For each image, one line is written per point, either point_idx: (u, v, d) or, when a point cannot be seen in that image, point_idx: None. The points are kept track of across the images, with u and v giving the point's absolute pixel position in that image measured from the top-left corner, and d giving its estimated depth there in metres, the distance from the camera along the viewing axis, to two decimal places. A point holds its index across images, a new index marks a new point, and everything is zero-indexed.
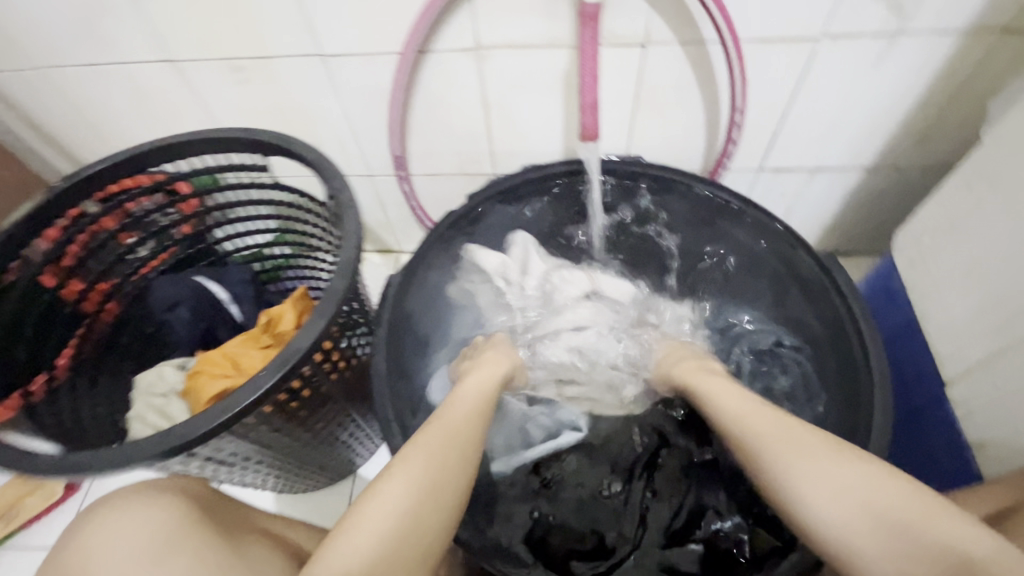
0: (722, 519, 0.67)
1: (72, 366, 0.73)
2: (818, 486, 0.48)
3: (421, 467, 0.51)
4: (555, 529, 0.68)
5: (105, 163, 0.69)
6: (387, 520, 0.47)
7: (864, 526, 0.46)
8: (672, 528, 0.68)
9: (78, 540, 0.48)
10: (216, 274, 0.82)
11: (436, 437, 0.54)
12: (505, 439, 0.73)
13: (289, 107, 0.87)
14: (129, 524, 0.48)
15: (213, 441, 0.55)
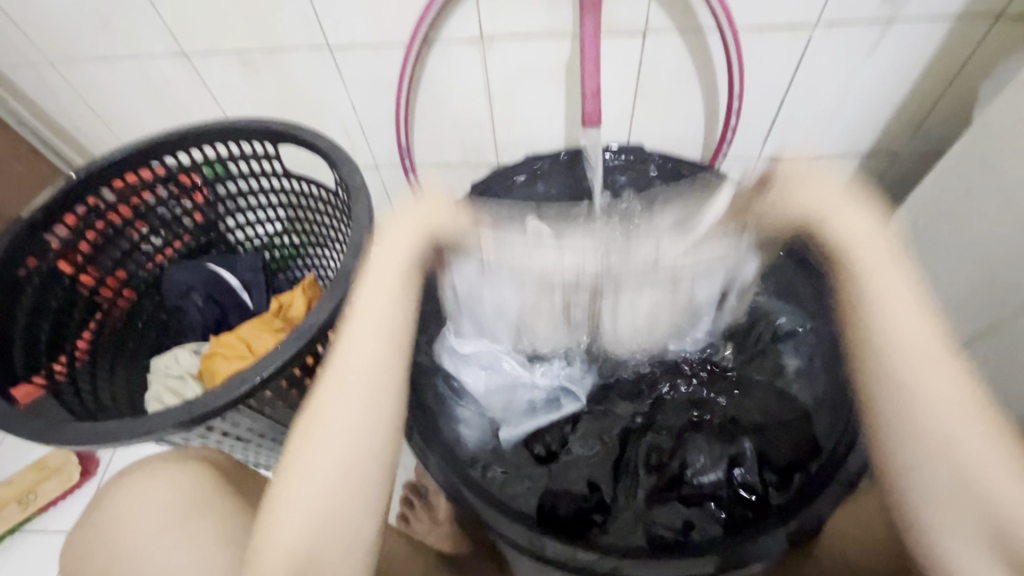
0: (711, 469, 0.59)
1: (91, 349, 0.76)
2: (935, 448, 0.41)
3: (355, 415, 0.44)
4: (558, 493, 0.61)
5: (119, 152, 0.72)
6: (335, 482, 0.43)
7: (964, 502, 0.40)
8: (662, 484, 0.61)
9: (105, 508, 0.51)
10: (228, 262, 0.84)
11: (366, 370, 0.45)
12: (505, 401, 0.67)
13: (296, 98, 0.89)
14: (148, 493, 0.50)
15: (231, 415, 0.55)
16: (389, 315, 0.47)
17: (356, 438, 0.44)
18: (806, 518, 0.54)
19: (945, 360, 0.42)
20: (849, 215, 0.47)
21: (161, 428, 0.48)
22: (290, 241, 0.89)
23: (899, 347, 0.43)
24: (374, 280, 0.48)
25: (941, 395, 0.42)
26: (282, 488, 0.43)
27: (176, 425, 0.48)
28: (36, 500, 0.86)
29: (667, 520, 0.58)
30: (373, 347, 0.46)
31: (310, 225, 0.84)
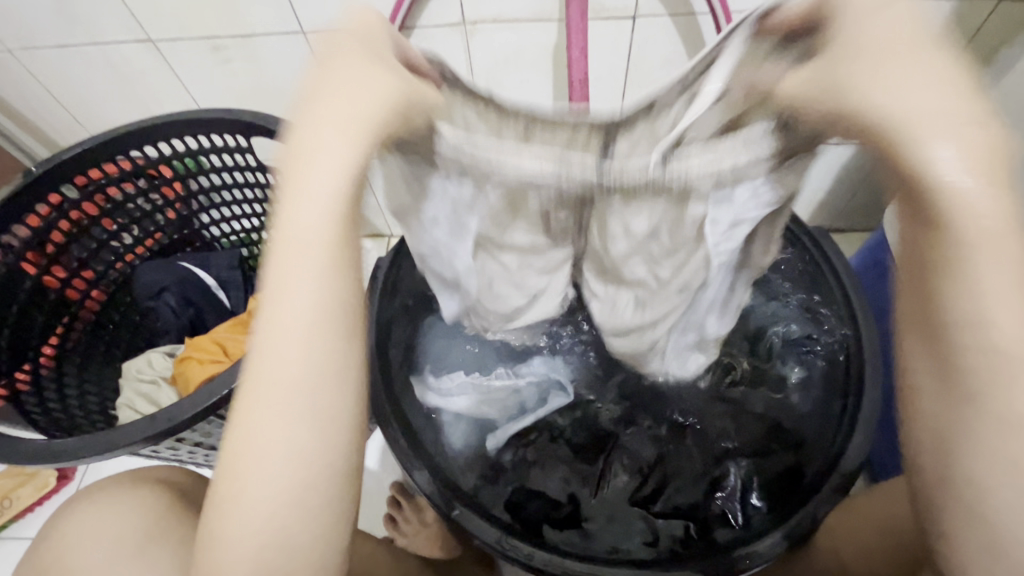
0: (691, 481, 0.61)
1: (57, 354, 0.73)
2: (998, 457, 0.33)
3: (290, 436, 0.35)
4: (532, 493, 0.61)
5: (81, 147, 0.68)
6: (277, 510, 0.36)
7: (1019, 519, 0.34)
8: (642, 492, 0.61)
9: (62, 529, 0.48)
10: (202, 260, 0.80)
11: (296, 375, 0.35)
12: (498, 407, 0.64)
13: (271, 88, 0.85)
14: (106, 516, 0.48)
15: (201, 427, 0.53)
16: (316, 301, 0.34)
17: (295, 460, 0.35)
18: (789, 531, 0.53)
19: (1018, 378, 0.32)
20: (971, 111, 0.28)
21: (124, 443, 0.46)
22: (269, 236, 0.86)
23: (983, 326, 0.31)
24: (290, 248, 0.34)
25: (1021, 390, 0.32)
26: (219, 519, 0.36)
27: (140, 440, 0.46)
28: (11, 506, 0.83)
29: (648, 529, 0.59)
30: (298, 346, 0.35)
31: None
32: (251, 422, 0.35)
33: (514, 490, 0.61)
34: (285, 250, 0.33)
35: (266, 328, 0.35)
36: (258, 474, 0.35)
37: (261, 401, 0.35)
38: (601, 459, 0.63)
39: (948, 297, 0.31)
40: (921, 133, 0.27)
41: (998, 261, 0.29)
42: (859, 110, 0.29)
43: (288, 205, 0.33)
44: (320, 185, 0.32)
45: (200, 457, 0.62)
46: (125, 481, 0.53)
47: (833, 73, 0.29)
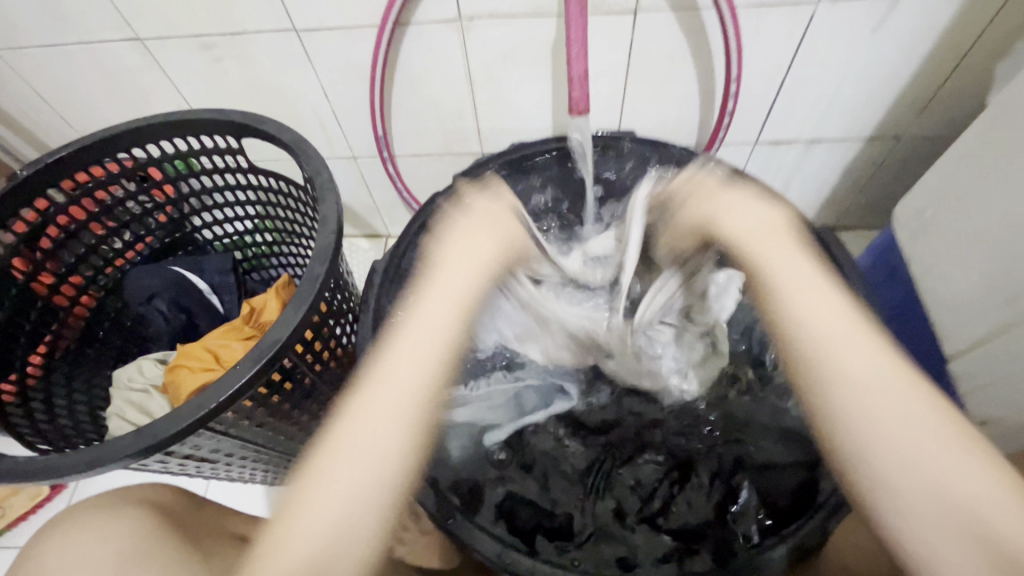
0: (693, 494, 0.59)
1: (45, 363, 0.70)
2: (897, 459, 0.38)
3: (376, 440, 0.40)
4: (523, 502, 0.60)
5: (67, 149, 0.66)
6: (343, 510, 0.38)
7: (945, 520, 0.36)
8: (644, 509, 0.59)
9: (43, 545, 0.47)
10: (194, 264, 0.79)
11: (403, 394, 0.42)
12: (504, 411, 0.65)
13: (263, 87, 0.83)
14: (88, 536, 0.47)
15: (190, 439, 0.51)
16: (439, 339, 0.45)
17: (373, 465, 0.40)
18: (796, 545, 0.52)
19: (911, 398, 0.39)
20: (774, 229, 0.49)
21: (111, 459, 0.44)
22: (263, 239, 0.84)
23: (821, 347, 0.42)
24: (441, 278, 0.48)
25: (881, 401, 0.39)
26: (289, 509, 0.39)
27: (127, 455, 0.44)
28: (3, 515, 0.82)
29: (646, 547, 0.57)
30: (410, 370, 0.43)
31: (283, 222, 0.80)
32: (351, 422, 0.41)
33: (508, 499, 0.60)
34: (433, 295, 0.47)
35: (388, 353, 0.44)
36: (331, 471, 0.39)
37: (364, 409, 0.41)
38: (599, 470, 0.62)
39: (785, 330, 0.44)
40: (725, 217, 0.51)
41: (811, 296, 0.44)
42: (716, 228, 0.51)
43: (439, 276, 0.48)
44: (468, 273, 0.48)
45: (192, 469, 0.61)
46: (105, 512, 0.51)
47: (689, 189, 0.55)
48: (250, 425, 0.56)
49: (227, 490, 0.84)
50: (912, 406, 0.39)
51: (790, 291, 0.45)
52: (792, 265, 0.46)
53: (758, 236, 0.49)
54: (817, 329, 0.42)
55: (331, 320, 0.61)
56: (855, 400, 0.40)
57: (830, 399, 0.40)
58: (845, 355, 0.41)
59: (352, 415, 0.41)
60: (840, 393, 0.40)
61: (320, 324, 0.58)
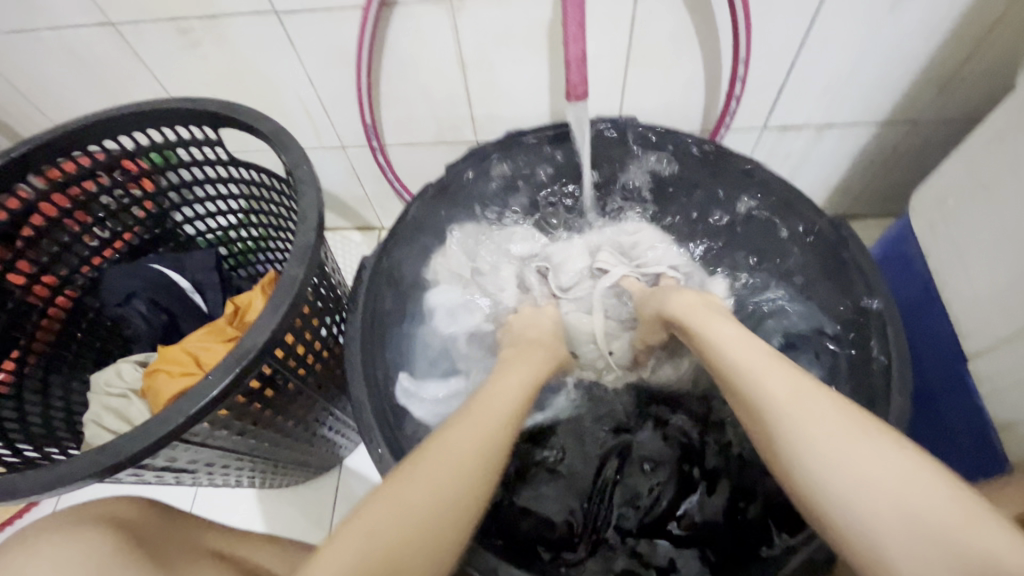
0: (696, 511, 0.58)
1: (18, 370, 0.67)
2: (854, 478, 0.39)
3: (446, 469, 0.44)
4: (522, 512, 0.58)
5: (33, 141, 0.62)
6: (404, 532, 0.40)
7: (914, 536, 0.36)
8: (643, 520, 0.58)
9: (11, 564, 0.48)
10: (175, 261, 0.76)
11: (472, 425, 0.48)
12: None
13: (245, 74, 0.79)
14: (58, 556, 0.48)
15: (164, 452, 0.48)
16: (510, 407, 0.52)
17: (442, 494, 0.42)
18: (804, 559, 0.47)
19: (844, 427, 0.42)
20: (707, 304, 0.59)
21: (74, 477, 0.41)
22: (248, 234, 0.81)
23: (764, 388, 0.46)
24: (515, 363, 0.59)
25: (827, 425, 0.42)
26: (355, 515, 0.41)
27: (92, 473, 0.42)
28: None
29: (651, 556, 0.56)
30: (487, 419, 0.49)
31: (268, 217, 0.77)
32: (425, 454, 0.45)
33: (507, 508, 0.58)
34: (508, 376, 0.56)
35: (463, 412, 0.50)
36: (387, 492, 0.42)
37: (440, 444, 0.46)
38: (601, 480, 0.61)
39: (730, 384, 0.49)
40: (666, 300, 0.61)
41: (745, 350, 0.50)
42: (667, 305, 0.60)
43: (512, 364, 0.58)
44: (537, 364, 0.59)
45: (171, 479, 0.58)
46: (78, 544, 0.49)
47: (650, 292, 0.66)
48: (230, 435, 0.53)
49: (216, 502, 0.82)
50: (857, 428, 0.41)
51: (728, 347, 0.51)
52: (727, 327, 0.54)
53: (693, 311, 0.57)
54: (754, 373, 0.47)
55: (316, 322, 0.58)
56: (803, 431, 0.43)
57: (786, 434, 0.43)
58: (785, 394, 0.45)
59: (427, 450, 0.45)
60: (787, 430, 0.43)
61: (303, 328, 0.55)
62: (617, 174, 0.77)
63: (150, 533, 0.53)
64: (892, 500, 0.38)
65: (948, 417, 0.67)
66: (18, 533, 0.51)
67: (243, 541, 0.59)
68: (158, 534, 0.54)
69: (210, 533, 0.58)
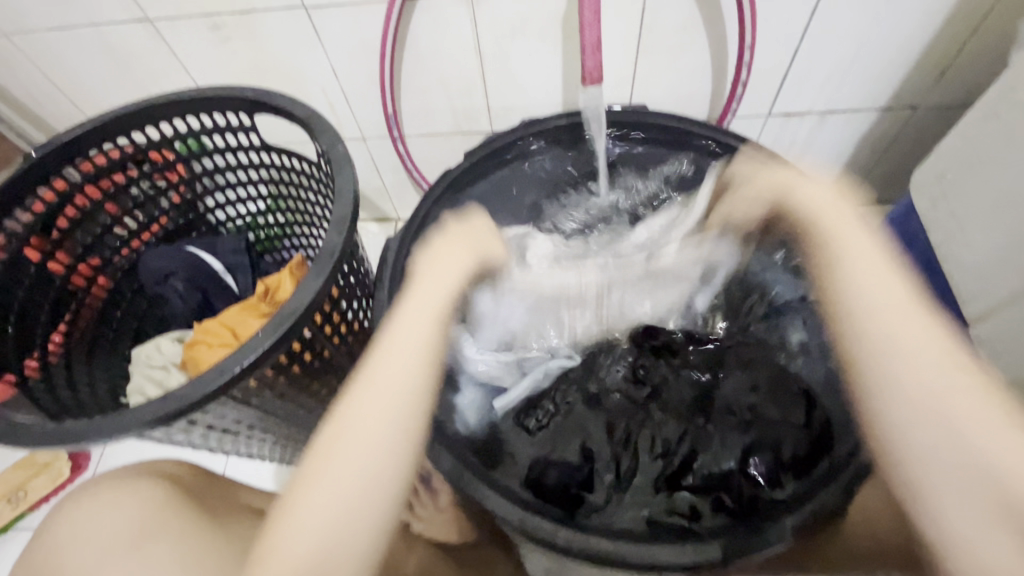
0: (718, 464, 0.59)
1: (65, 344, 0.70)
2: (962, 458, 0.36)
3: (370, 451, 0.41)
4: (551, 466, 0.60)
5: (80, 129, 0.66)
6: (330, 540, 0.38)
7: (987, 510, 0.35)
8: (664, 474, 0.60)
9: (74, 511, 0.52)
10: (209, 245, 0.80)
11: (389, 398, 0.42)
12: (514, 374, 0.67)
13: (272, 66, 0.83)
14: (118, 503, 0.51)
15: (213, 408, 0.51)
16: (417, 349, 0.45)
17: (364, 481, 0.40)
18: (798, 519, 0.52)
19: (976, 401, 0.37)
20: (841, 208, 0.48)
21: (139, 424, 0.45)
22: (275, 220, 0.85)
23: (881, 321, 0.40)
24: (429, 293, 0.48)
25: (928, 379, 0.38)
26: (296, 493, 0.40)
27: (153, 420, 0.45)
28: (26, 497, 0.83)
29: (674, 506, 0.58)
30: (405, 373, 0.43)
31: (294, 202, 0.80)
32: (343, 438, 0.41)
33: (535, 466, 0.60)
34: (415, 304, 0.47)
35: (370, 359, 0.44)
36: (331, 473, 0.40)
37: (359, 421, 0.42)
38: (622, 438, 0.62)
39: (834, 302, 0.43)
40: (797, 187, 0.50)
41: (868, 270, 0.42)
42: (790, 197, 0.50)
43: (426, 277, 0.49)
44: (449, 270, 0.49)
45: (213, 443, 0.61)
46: (136, 492, 0.52)
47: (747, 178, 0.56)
48: (271, 396, 0.56)
49: (244, 475, 0.85)
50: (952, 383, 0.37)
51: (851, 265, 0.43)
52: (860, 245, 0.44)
53: (830, 212, 0.47)
54: (875, 306, 0.41)
55: (343, 300, 0.60)
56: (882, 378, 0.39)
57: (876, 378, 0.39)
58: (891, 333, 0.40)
59: (349, 438, 0.41)
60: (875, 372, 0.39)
61: (338, 297, 0.59)
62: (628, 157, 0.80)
63: (195, 490, 0.56)
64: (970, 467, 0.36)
65: None
66: (75, 491, 0.54)
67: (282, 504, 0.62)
68: (203, 490, 0.57)
69: (251, 494, 0.61)
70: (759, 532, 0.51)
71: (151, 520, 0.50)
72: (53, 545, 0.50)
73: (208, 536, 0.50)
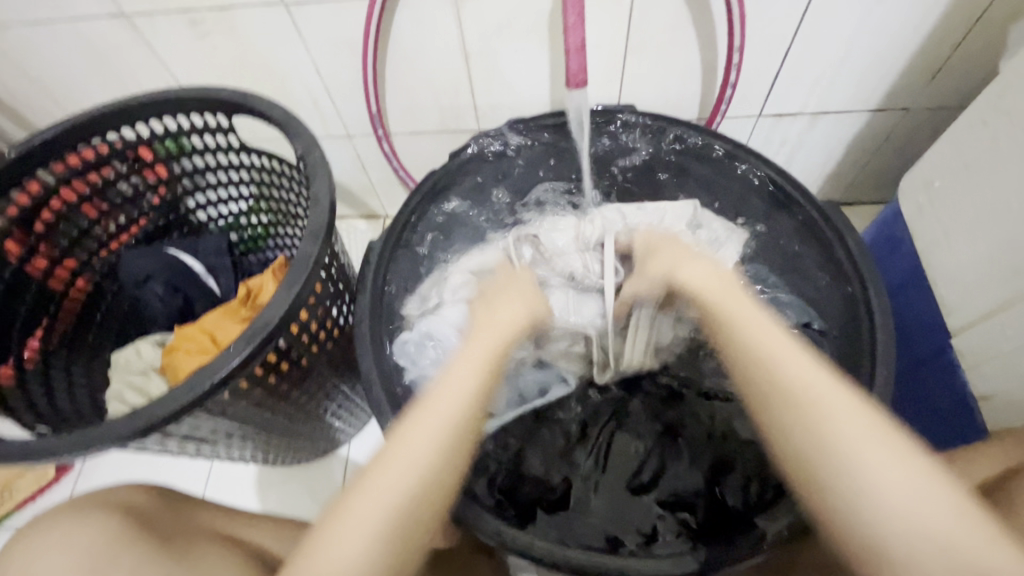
0: (681, 483, 0.61)
1: (43, 348, 0.70)
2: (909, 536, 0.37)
3: (415, 480, 0.43)
4: (528, 477, 0.62)
5: (52, 130, 0.64)
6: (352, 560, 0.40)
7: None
8: (632, 488, 0.62)
9: (30, 540, 0.51)
10: (191, 246, 0.79)
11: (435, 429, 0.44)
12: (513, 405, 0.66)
13: (254, 64, 0.81)
14: (72, 535, 0.51)
15: (187, 421, 0.51)
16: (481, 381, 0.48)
17: (408, 505, 0.42)
18: (783, 526, 0.51)
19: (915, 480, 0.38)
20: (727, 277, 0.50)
21: (109, 439, 0.45)
22: (258, 220, 0.84)
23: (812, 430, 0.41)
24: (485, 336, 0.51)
25: (857, 428, 0.40)
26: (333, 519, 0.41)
27: (123, 436, 0.45)
28: (12, 497, 0.83)
29: (637, 521, 0.59)
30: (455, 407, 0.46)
31: (278, 203, 0.79)
32: (387, 467, 0.43)
33: (509, 474, 0.62)
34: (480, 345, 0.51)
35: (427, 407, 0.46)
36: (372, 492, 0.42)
37: (403, 447, 0.44)
38: (595, 451, 0.64)
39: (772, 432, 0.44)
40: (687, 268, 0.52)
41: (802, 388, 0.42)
42: (679, 273, 0.52)
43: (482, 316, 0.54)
44: (515, 304, 0.54)
45: (190, 451, 0.61)
46: (91, 523, 0.52)
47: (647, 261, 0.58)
48: (247, 407, 0.56)
49: (228, 478, 0.85)
50: (873, 423, 0.41)
51: (741, 319, 0.47)
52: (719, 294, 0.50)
53: (713, 280, 0.50)
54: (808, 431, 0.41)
55: (322, 310, 0.60)
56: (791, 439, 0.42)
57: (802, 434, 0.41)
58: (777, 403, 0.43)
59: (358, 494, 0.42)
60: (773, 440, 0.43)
61: (316, 305, 0.58)
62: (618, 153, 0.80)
63: (161, 518, 0.55)
64: (894, 511, 0.38)
65: (936, 393, 0.69)
66: (39, 518, 0.53)
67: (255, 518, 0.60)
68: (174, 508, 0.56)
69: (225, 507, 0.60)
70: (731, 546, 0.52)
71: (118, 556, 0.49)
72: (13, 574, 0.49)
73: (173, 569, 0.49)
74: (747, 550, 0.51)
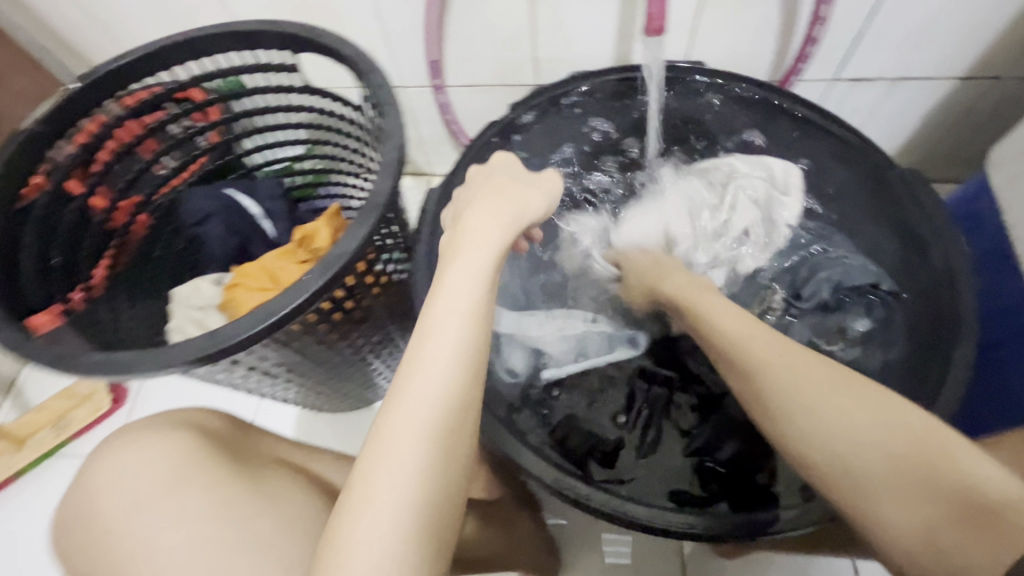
0: (734, 444, 0.60)
1: (108, 278, 0.71)
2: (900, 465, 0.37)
3: (420, 430, 0.39)
4: (579, 429, 0.62)
5: (117, 61, 0.64)
6: (379, 508, 0.37)
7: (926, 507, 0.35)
8: (692, 448, 0.62)
9: (110, 451, 0.53)
10: (248, 188, 0.80)
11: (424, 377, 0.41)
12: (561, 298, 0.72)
13: (315, 6, 0.80)
14: (149, 450, 0.52)
15: (254, 350, 0.51)
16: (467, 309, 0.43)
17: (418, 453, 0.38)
18: None
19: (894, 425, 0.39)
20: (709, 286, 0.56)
21: (180, 361, 0.45)
22: (311, 165, 0.83)
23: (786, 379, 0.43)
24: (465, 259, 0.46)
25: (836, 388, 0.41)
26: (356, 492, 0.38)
27: (196, 359, 0.46)
28: (69, 426, 0.86)
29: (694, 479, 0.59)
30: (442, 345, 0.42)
31: (335, 149, 0.78)
32: (394, 422, 0.39)
33: (561, 424, 0.62)
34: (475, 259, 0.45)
35: (428, 317, 0.43)
36: (389, 451, 0.39)
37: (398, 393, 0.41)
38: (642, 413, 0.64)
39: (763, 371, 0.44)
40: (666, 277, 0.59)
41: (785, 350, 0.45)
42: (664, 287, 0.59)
43: (471, 234, 0.46)
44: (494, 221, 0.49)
45: (250, 385, 0.62)
46: (165, 438, 0.53)
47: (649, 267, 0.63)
48: (309, 343, 0.56)
49: (275, 418, 0.87)
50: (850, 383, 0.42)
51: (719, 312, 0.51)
52: (719, 303, 0.53)
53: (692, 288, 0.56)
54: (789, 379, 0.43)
55: (384, 252, 0.60)
56: (818, 391, 0.41)
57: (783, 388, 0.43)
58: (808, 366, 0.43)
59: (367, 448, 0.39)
60: (792, 395, 0.42)
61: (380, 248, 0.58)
62: (693, 116, 0.76)
63: (232, 438, 0.56)
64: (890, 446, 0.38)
65: (1011, 370, 0.66)
66: (113, 437, 0.55)
67: (312, 454, 0.61)
68: (238, 436, 0.57)
69: (285, 443, 0.60)
70: (786, 511, 0.50)
71: (184, 465, 0.51)
72: (93, 482, 0.52)
73: (242, 482, 0.50)
74: (799, 520, 0.49)
